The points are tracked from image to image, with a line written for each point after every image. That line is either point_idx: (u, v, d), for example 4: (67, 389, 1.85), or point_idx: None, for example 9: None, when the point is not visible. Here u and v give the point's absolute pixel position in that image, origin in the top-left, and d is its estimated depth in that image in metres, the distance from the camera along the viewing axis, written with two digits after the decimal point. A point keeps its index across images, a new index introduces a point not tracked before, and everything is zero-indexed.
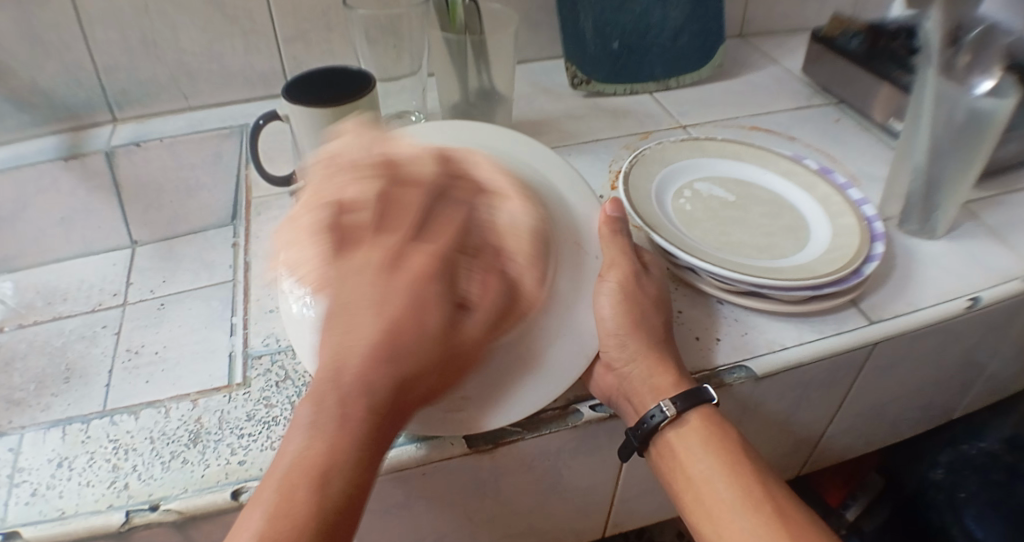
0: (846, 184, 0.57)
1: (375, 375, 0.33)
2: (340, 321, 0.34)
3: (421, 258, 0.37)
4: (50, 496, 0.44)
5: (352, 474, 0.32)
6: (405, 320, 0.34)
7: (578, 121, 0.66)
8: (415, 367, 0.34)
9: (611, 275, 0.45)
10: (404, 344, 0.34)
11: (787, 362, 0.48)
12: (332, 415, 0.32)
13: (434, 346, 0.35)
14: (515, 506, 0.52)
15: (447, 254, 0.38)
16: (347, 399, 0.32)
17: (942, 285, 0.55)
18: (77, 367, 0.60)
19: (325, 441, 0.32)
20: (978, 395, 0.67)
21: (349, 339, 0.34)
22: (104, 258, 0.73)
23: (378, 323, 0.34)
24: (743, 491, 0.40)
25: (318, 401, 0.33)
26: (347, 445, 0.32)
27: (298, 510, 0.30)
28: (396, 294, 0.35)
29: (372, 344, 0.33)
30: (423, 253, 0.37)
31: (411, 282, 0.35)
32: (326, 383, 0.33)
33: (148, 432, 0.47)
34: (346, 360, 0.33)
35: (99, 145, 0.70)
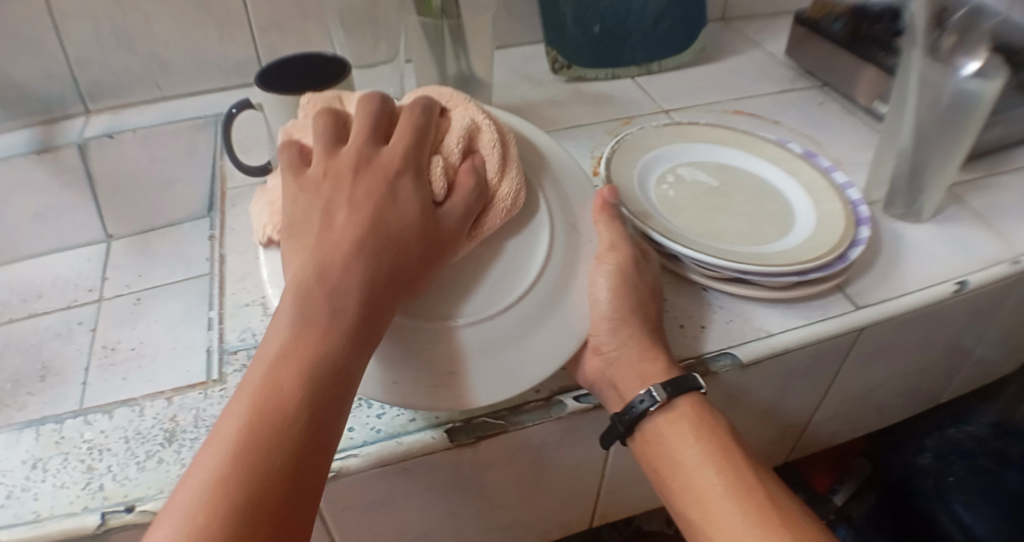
0: (831, 168, 0.56)
1: (357, 256, 0.34)
2: (315, 218, 0.36)
3: (388, 158, 0.38)
4: (25, 499, 0.42)
5: (345, 352, 0.32)
6: (382, 204, 0.36)
7: (560, 107, 0.65)
8: (399, 246, 0.36)
9: (609, 259, 0.44)
10: (379, 227, 0.35)
11: (774, 349, 0.48)
12: (314, 301, 0.33)
13: (418, 227, 0.37)
14: (499, 499, 0.51)
15: (410, 151, 0.39)
16: (334, 286, 0.33)
17: (929, 269, 0.54)
18: (53, 365, 0.59)
19: (312, 321, 0.32)
20: (963, 380, 0.67)
21: (331, 233, 0.35)
22: (79, 253, 0.72)
23: (356, 212, 0.36)
24: (733, 475, 0.40)
25: (302, 293, 0.33)
26: (337, 326, 0.32)
27: (285, 388, 0.30)
28: (368, 183, 0.37)
29: (357, 227, 0.35)
30: (389, 155, 0.39)
31: (383, 176, 0.37)
32: (306, 275, 0.33)
33: (123, 432, 0.46)
34: (325, 247, 0.34)
35: (71, 138, 0.68)
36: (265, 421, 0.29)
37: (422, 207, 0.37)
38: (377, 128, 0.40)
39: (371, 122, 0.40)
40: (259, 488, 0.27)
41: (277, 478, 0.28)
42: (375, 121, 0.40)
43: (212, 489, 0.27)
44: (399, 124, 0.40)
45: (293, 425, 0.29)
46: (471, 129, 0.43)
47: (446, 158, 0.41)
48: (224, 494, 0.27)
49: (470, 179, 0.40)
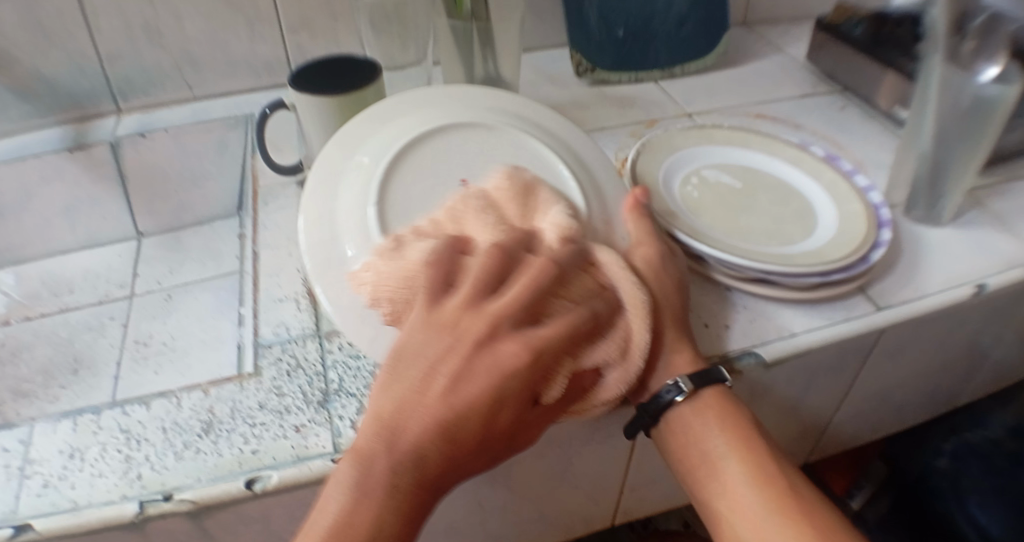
0: (852, 170, 0.57)
1: (431, 464, 0.32)
2: (420, 382, 0.33)
3: (518, 351, 0.33)
4: (63, 487, 0.44)
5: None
6: (481, 415, 0.32)
7: (584, 109, 0.66)
8: (468, 464, 0.33)
9: (636, 254, 0.44)
10: (466, 441, 0.32)
11: (797, 348, 0.48)
12: (381, 479, 0.32)
13: (501, 447, 0.34)
14: (525, 493, 0.52)
15: (552, 353, 0.35)
16: (404, 472, 0.32)
17: (949, 272, 0.55)
18: (85, 358, 0.61)
19: (367, 507, 0.32)
20: (981, 382, 0.67)
21: (420, 416, 0.32)
22: (110, 250, 0.74)
23: (458, 415, 0.32)
24: (754, 468, 0.41)
25: (370, 457, 0.32)
26: (381, 525, 0.32)
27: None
28: (481, 383, 0.33)
29: (443, 432, 0.32)
30: (525, 345, 0.34)
31: (502, 378, 0.33)
32: (383, 440, 0.32)
33: (160, 422, 0.48)
34: (409, 437, 0.32)
35: (103, 136, 0.69)
36: None
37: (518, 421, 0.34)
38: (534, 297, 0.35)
39: (530, 288, 0.35)
40: None
41: None
42: (539, 285, 0.36)
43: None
44: (562, 308, 0.36)
45: None
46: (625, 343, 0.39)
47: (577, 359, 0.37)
48: None
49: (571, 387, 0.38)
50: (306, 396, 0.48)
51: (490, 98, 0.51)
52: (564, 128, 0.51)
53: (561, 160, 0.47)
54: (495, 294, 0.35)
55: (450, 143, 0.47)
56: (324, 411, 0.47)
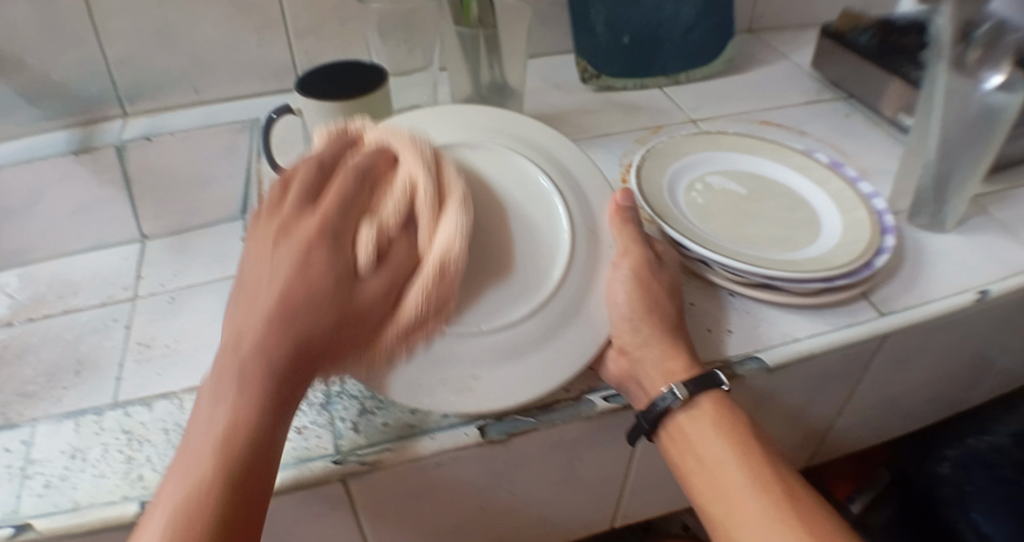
0: (857, 178, 0.57)
1: (272, 347, 0.35)
2: (241, 297, 0.37)
3: (309, 223, 0.38)
4: (64, 488, 0.44)
5: (256, 446, 0.34)
6: (294, 283, 0.36)
7: (591, 115, 0.66)
8: (318, 336, 0.36)
9: (624, 263, 0.45)
10: (295, 312, 0.36)
11: (800, 354, 0.48)
12: (231, 383, 0.35)
13: (329, 304, 0.36)
14: (528, 497, 0.52)
15: (331, 215, 0.39)
16: (250, 366, 0.35)
17: (953, 277, 0.55)
18: (89, 359, 0.60)
19: (226, 409, 0.34)
20: (986, 389, 0.67)
21: (247, 316, 0.36)
22: (116, 251, 0.72)
23: (274, 294, 0.36)
24: (754, 472, 0.41)
25: (219, 374, 0.35)
26: (251, 416, 0.34)
27: (204, 477, 0.33)
28: (282, 262, 0.37)
29: (268, 312, 0.36)
30: (310, 219, 0.39)
31: (299, 245, 0.37)
32: (226, 355, 0.35)
33: (162, 424, 0.48)
34: (245, 345, 0.35)
35: (110, 139, 0.70)
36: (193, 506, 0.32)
37: (342, 280, 0.37)
38: (310, 191, 0.40)
39: (308, 189, 0.40)
40: None
41: None
42: (312, 177, 0.41)
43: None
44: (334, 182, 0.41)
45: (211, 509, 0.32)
46: (411, 185, 0.42)
47: (380, 220, 0.40)
48: None
49: (400, 247, 0.40)
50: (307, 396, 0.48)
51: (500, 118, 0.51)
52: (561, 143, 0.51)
53: (543, 172, 0.48)
54: (284, 200, 0.40)
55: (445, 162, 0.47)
56: (326, 412, 0.45)
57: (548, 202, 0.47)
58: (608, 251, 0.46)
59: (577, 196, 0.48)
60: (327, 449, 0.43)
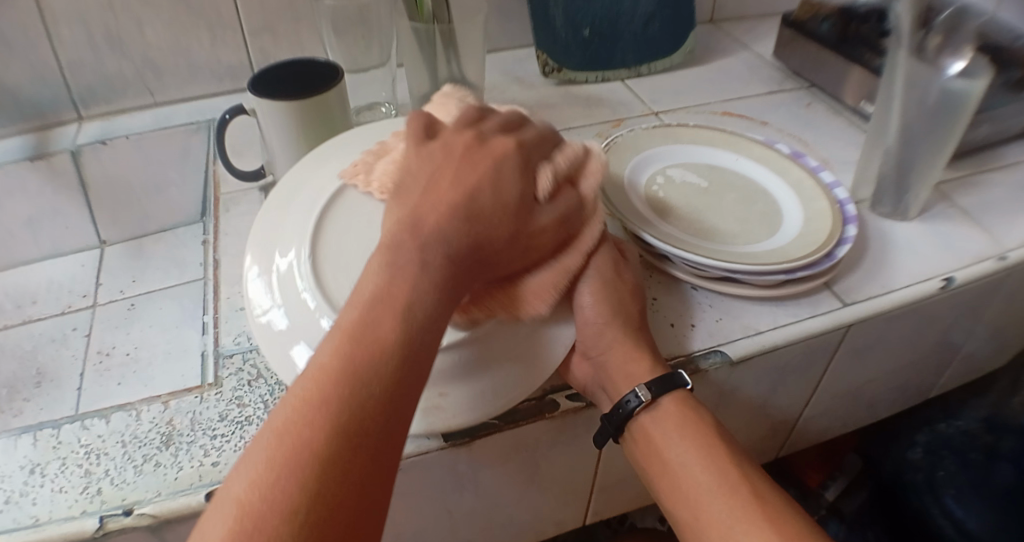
0: (818, 167, 0.57)
1: (453, 234, 0.35)
2: (422, 186, 0.37)
3: (501, 143, 0.40)
4: (24, 503, 0.43)
5: (429, 336, 0.33)
6: (485, 187, 0.37)
7: (552, 110, 0.66)
8: (494, 241, 0.37)
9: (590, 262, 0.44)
10: (484, 208, 0.36)
11: (763, 346, 0.48)
12: (411, 260, 0.34)
13: (511, 216, 0.37)
14: (495, 498, 0.52)
15: (523, 148, 0.40)
16: (430, 250, 0.34)
17: (916, 266, 0.55)
18: (49, 370, 0.59)
19: (406, 278, 0.33)
20: (952, 375, 0.67)
21: (429, 203, 0.36)
22: (74, 259, 0.73)
23: (460, 188, 0.37)
24: (720, 474, 0.40)
25: (396, 249, 0.34)
26: (426, 299, 0.33)
27: (383, 338, 0.31)
28: (475, 164, 0.38)
29: (458, 201, 0.36)
30: (502, 141, 0.40)
31: (492, 156, 0.38)
32: (404, 232, 0.35)
33: (120, 436, 0.47)
34: (429, 227, 0.35)
35: (65, 144, 0.68)
36: (362, 358, 0.30)
37: (524, 198, 0.38)
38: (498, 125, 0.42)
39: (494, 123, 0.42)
40: (343, 414, 0.28)
41: (366, 412, 0.29)
42: (498, 117, 0.43)
43: (303, 416, 0.28)
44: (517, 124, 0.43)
45: (381, 374, 0.30)
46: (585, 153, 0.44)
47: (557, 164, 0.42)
48: (308, 419, 0.28)
49: (569, 192, 0.42)
50: (266, 406, 0.47)
51: None
52: None
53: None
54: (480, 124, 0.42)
55: None
56: None
57: None
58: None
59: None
60: None
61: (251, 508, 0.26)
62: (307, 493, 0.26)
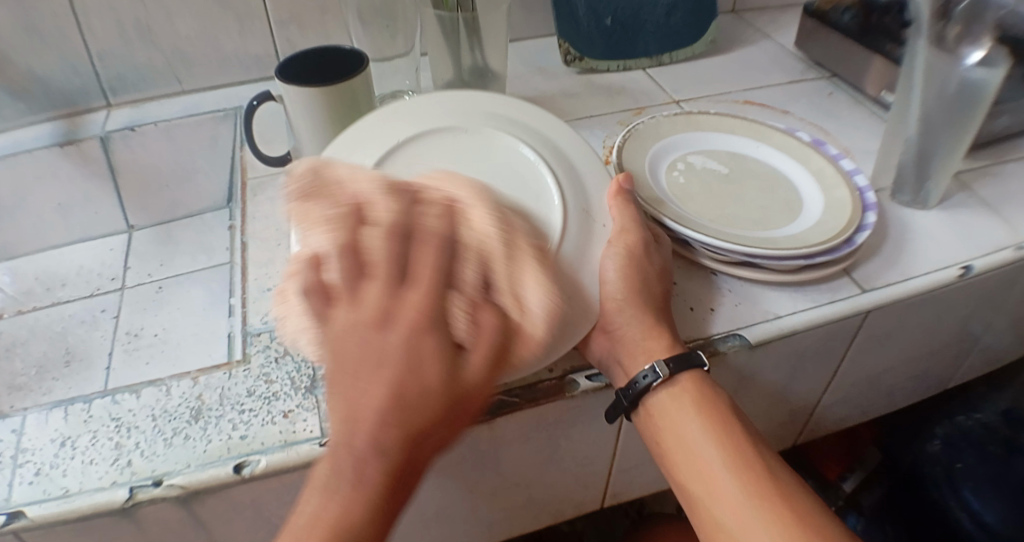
0: (838, 155, 0.57)
1: (382, 454, 0.32)
2: (340, 393, 0.34)
3: (405, 308, 0.35)
4: (55, 475, 0.44)
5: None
6: (408, 387, 0.33)
7: (574, 98, 0.66)
8: (427, 436, 0.33)
9: (619, 242, 0.46)
10: (404, 412, 0.33)
11: (781, 330, 0.49)
12: (340, 495, 0.32)
13: (440, 404, 0.33)
14: (515, 477, 0.52)
15: (429, 300, 0.35)
16: (356, 477, 0.32)
17: (934, 254, 0.55)
18: (78, 350, 0.61)
19: (333, 520, 0.32)
20: (972, 365, 0.67)
21: (346, 418, 0.33)
22: (103, 243, 0.74)
23: (376, 397, 0.33)
24: (732, 450, 0.41)
25: (326, 484, 0.33)
26: (353, 535, 0.32)
27: None
28: (380, 362, 0.33)
29: (381, 411, 0.32)
30: (404, 303, 0.35)
31: (400, 339, 0.34)
32: (330, 465, 0.33)
33: (150, 410, 0.48)
34: (352, 450, 0.33)
35: (94, 130, 0.69)
36: None
37: (449, 374, 0.34)
38: (392, 269, 0.36)
39: (385, 263, 0.36)
40: None
41: None
42: (394, 252, 0.37)
43: None
44: (417, 258, 0.37)
45: None
46: (483, 249, 0.38)
47: (466, 293, 0.37)
48: None
49: (491, 323, 0.36)
50: (293, 383, 0.48)
51: (464, 99, 0.52)
52: (549, 126, 0.51)
53: (527, 144, 0.49)
54: (368, 270, 0.36)
55: (427, 150, 0.48)
56: (312, 396, 0.48)
57: (536, 176, 0.47)
58: (603, 230, 0.47)
59: (571, 175, 0.48)
60: (313, 432, 0.45)
61: None
62: None
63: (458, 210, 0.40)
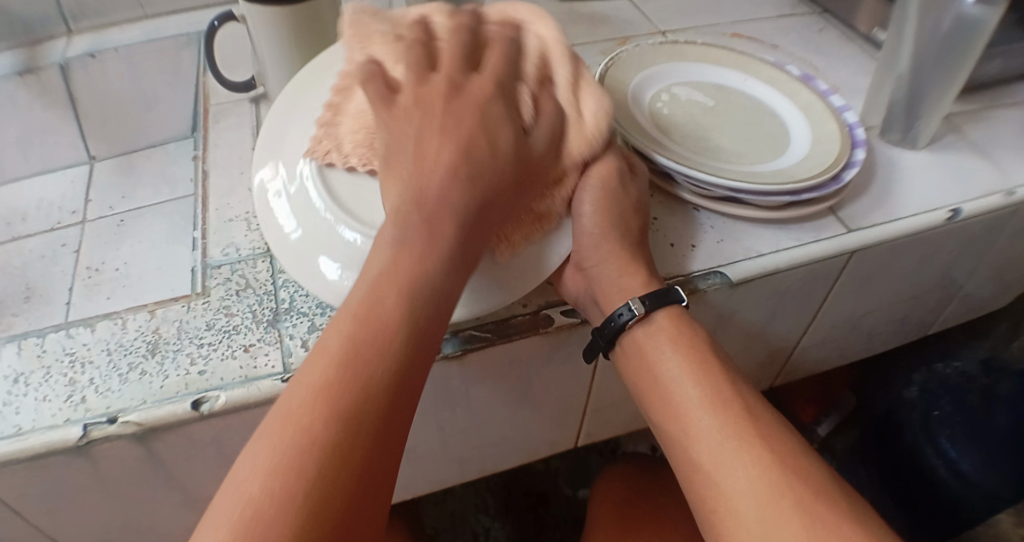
0: (828, 91, 0.55)
1: (456, 194, 0.36)
2: (417, 147, 0.37)
3: (479, 84, 0.39)
4: (6, 413, 0.42)
5: (439, 283, 0.34)
6: (483, 143, 0.37)
7: (556, 28, 0.63)
8: (496, 192, 0.37)
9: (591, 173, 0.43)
10: (479, 156, 0.37)
11: (762, 269, 0.47)
12: (414, 226, 0.35)
13: (509, 161, 0.38)
14: (486, 415, 0.51)
15: (501, 81, 0.40)
16: (433, 210, 0.35)
17: (923, 196, 0.54)
18: (37, 286, 0.58)
19: (408, 253, 0.34)
20: (953, 313, 0.67)
21: (425, 158, 0.36)
22: (64, 175, 0.71)
23: (453, 145, 0.37)
24: (710, 389, 0.40)
25: (402, 221, 0.35)
26: (430, 264, 0.34)
27: (384, 313, 0.32)
28: (462, 116, 0.38)
29: (454, 159, 0.36)
30: (479, 81, 0.39)
31: (476, 104, 0.38)
32: (405, 201, 0.35)
33: (105, 345, 0.46)
34: (430, 187, 0.36)
35: (53, 58, 0.66)
36: (372, 333, 0.31)
37: (517, 137, 0.39)
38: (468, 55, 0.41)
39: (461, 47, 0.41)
40: (354, 401, 0.29)
41: (375, 396, 0.29)
42: (464, 44, 0.41)
43: (306, 405, 0.29)
44: (488, 54, 0.41)
45: (385, 348, 0.31)
46: (543, 56, 0.43)
47: (530, 85, 0.41)
48: (316, 415, 0.28)
49: (555, 111, 0.41)
50: (254, 316, 0.46)
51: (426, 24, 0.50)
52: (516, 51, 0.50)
53: None
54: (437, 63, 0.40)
55: None
56: (274, 330, 0.46)
57: None
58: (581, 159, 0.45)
59: None
60: (274, 367, 0.43)
61: (253, 510, 0.26)
62: (319, 485, 0.27)
63: (519, 29, 0.44)
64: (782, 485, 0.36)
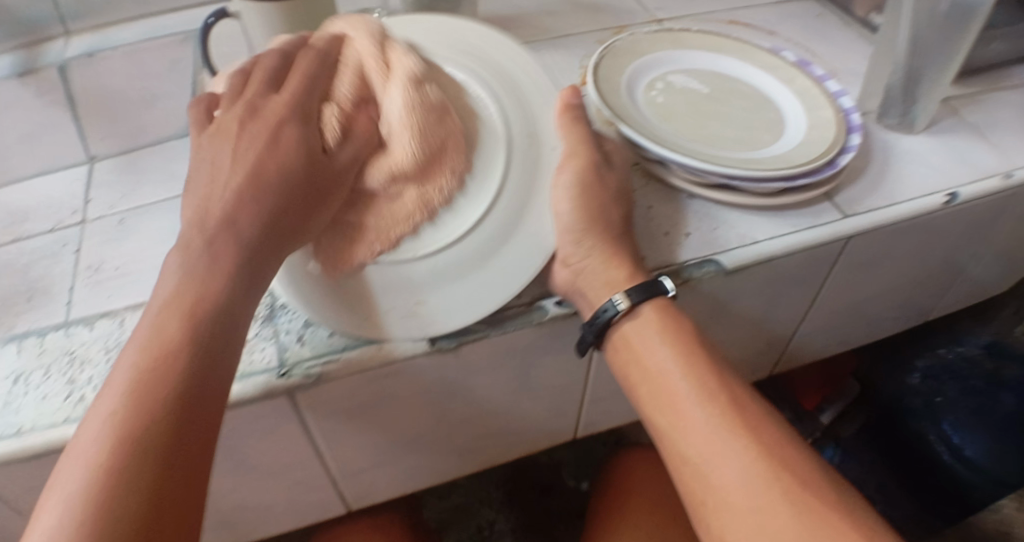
0: (824, 77, 0.55)
1: (237, 218, 0.35)
2: (207, 173, 0.36)
3: (276, 106, 0.38)
4: (7, 412, 0.43)
5: (229, 311, 0.33)
6: (266, 162, 0.36)
7: (553, 17, 0.63)
8: (283, 211, 0.36)
9: (570, 166, 0.43)
10: (259, 182, 0.36)
11: (757, 257, 0.47)
12: (201, 254, 0.34)
13: (298, 179, 0.37)
14: (485, 406, 0.51)
15: (300, 100, 0.38)
16: (215, 234, 0.34)
17: (921, 180, 0.53)
18: (40, 285, 0.55)
19: (197, 282, 0.33)
20: (956, 296, 0.66)
21: (214, 185, 0.36)
22: (65, 174, 0.66)
23: (240, 168, 0.36)
24: (698, 380, 0.40)
25: (185, 248, 0.34)
26: (215, 290, 0.33)
27: (169, 345, 0.31)
28: (254, 140, 0.37)
29: (240, 185, 0.35)
30: (277, 103, 0.38)
31: (269, 126, 0.37)
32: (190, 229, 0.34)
33: (104, 343, 0.46)
34: (210, 217, 0.35)
35: (53, 58, 0.68)
36: (158, 376, 0.30)
37: (312, 157, 0.38)
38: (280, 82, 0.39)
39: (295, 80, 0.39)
40: (142, 451, 0.28)
41: (166, 443, 0.29)
42: (274, 68, 0.40)
43: (99, 462, 0.28)
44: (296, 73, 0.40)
45: (166, 389, 0.30)
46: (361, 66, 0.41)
47: (339, 100, 0.40)
48: (102, 474, 0.27)
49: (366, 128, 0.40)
50: None
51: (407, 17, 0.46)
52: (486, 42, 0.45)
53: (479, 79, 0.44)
54: (254, 83, 0.39)
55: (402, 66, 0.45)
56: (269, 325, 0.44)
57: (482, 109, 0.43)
58: (555, 152, 0.44)
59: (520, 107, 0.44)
60: (269, 362, 0.42)
61: None
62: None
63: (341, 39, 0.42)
64: (770, 470, 0.36)
